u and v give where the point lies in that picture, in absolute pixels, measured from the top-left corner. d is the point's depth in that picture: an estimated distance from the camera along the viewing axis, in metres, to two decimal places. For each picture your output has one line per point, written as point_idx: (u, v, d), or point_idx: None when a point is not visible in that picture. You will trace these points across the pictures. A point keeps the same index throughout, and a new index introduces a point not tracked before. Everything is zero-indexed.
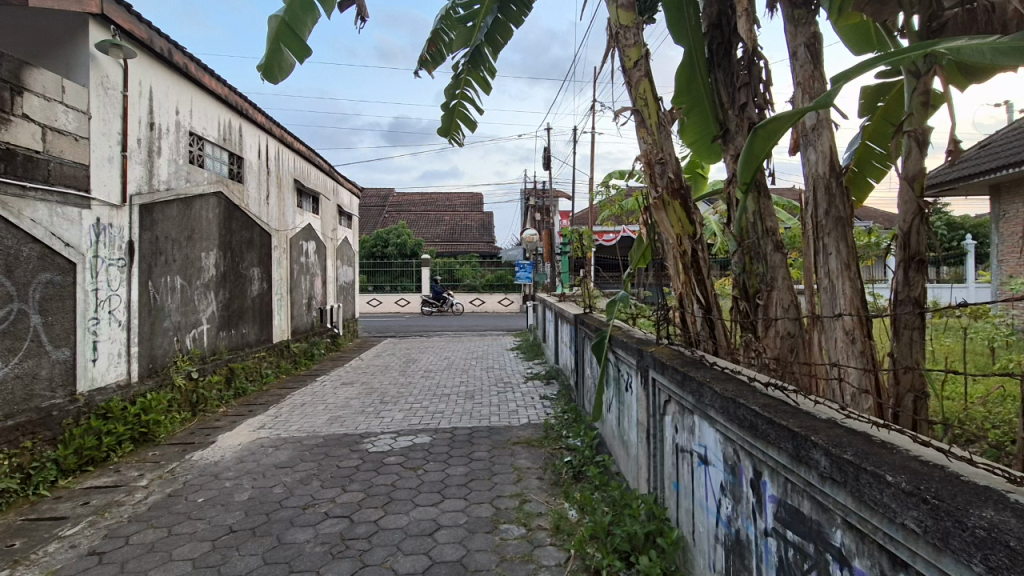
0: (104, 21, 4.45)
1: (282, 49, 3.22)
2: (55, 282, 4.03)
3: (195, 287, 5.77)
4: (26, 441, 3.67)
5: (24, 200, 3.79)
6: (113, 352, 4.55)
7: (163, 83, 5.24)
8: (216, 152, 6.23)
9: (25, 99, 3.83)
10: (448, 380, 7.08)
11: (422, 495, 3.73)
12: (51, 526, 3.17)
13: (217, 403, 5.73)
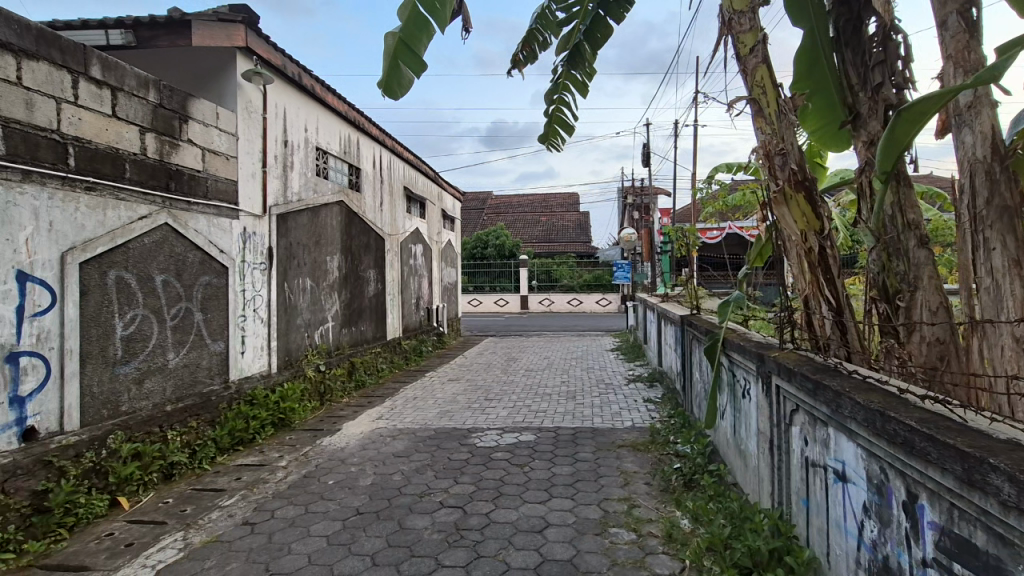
0: (248, 52, 5.03)
1: (400, 67, 3.41)
2: (213, 283, 4.63)
3: (322, 287, 6.34)
4: (192, 421, 4.25)
5: (189, 214, 4.40)
6: (257, 346, 5.14)
7: (294, 104, 5.82)
8: (337, 165, 6.80)
9: (190, 126, 4.46)
10: (550, 380, 7.14)
11: (529, 492, 3.80)
12: (213, 496, 3.66)
13: (340, 394, 6.27)
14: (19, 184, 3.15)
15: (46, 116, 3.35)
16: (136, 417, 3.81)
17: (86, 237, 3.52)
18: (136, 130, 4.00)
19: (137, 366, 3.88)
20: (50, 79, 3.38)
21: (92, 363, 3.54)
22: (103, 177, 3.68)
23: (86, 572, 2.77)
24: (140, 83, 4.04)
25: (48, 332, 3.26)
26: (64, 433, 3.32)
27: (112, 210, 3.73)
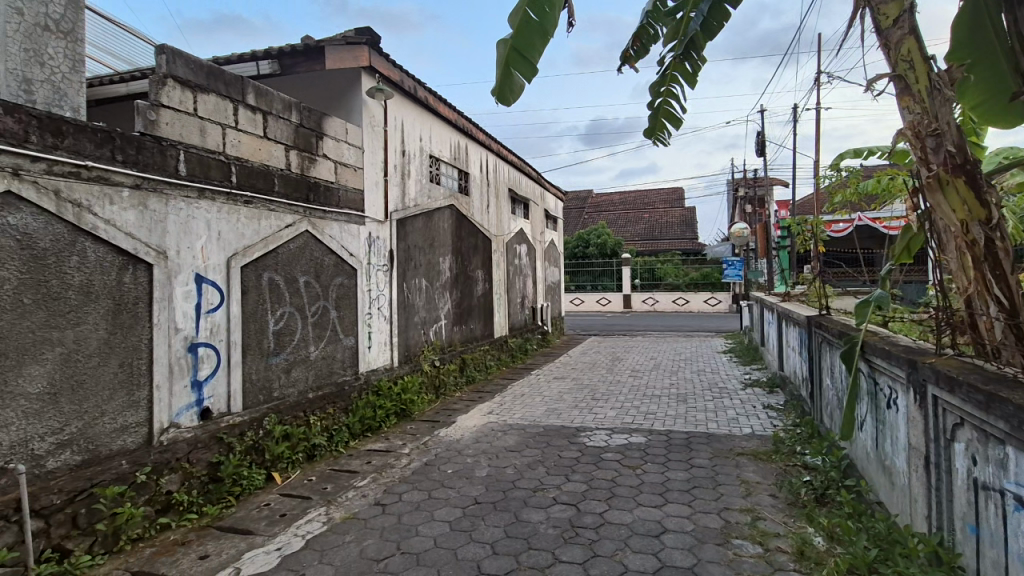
0: (371, 71, 5.46)
1: (512, 73, 3.49)
2: (345, 284, 5.08)
3: (436, 287, 6.71)
4: (330, 408, 4.71)
5: (325, 221, 4.88)
6: (381, 341, 5.57)
7: (410, 115, 6.22)
8: (448, 170, 7.16)
9: (324, 142, 4.95)
10: (659, 381, 6.94)
11: (643, 495, 3.73)
12: (348, 477, 4.04)
13: (453, 389, 6.60)
14: (196, 200, 3.70)
15: (214, 141, 3.90)
16: (286, 402, 4.30)
17: (245, 244, 4.05)
18: (282, 149, 4.51)
19: (286, 357, 4.38)
20: (217, 109, 3.94)
21: (251, 354, 4.06)
22: (257, 192, 4.21)
23: (251, 535, 3.19)
24: (284, 106, 4.55)
25: (218, 326, 3.79)
26: (231, 414, 3.84)
27: (265, 220, 4.25)
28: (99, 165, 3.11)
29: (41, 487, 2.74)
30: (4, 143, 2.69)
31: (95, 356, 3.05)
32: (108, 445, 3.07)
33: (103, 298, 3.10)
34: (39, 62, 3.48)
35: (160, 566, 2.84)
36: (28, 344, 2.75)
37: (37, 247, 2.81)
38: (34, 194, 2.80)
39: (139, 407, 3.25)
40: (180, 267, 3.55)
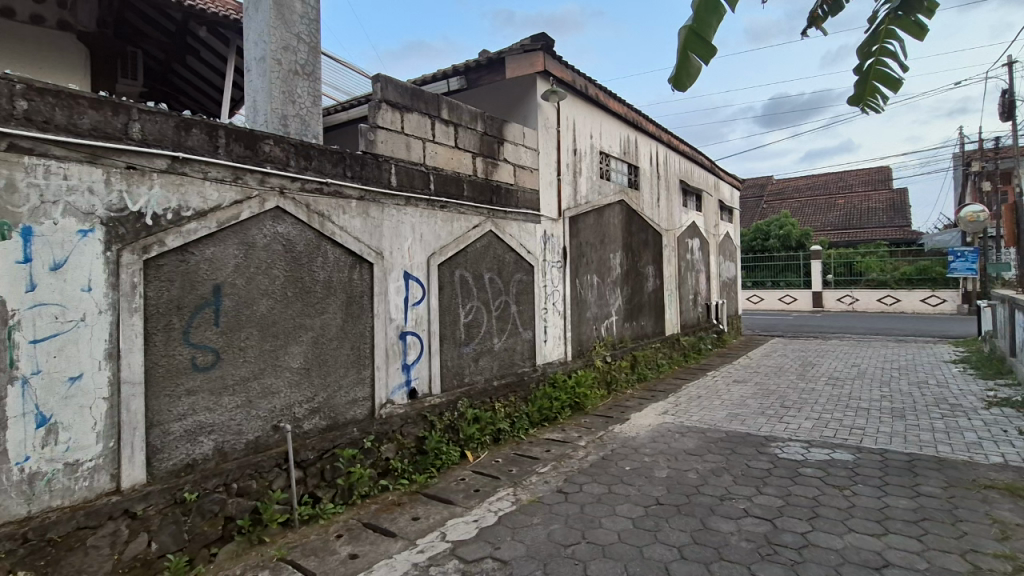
0: (546, 75, 5.68)
1: (688, 56, 2.24)
2: (524, 280, 5.36)
3: (607, 283, 6.71)
4: (512, 396, 5.03)
5: (506, 221, 5.21)
6: (556, 335, 5.77)
7: (582, 114, 6.32)
8: (618, 166, 7.11)
9: (505, 147, 5.28)
10: (866, 392, 6.01)
11: (856, 520, 3.26)
12: (531, 462, 4.27)
13: (625, 385, 6.54)
14: (404, 207, 4.23)
15: (417, 154, 4.42)
16: (475, 388, 4.70)
17: (441, 244, 4.52)
18: (469, 157, 4.93)
19: (475, 346, 4.78)
20: (419, 125, 4.45)
21: (447, 343, 4.51)
22: (451, 197, 4.65)
23: (452, 505, 3.55)
24: (472, 117, 4.96)
25: (421, 317, 4.30)
26: (432, 395, 4.33)
27: (456, 222, 4.69)
28: (336, 182, 3.73)
29: (300, 443, 3.39)
30: (274, 168, 3.39)
31: (335, 340, 3.68)
32: (344, 414, 3.69)
33: (339, 292, 3.73)
34: (292, 101, 4.30)
35: (383, 521, 3.33)
36: (291, 328, 3.42)
37: (296, 249, 3.48)
38: (294, 208, 3.47)
39: (364, 383, 3.84)
40: (393, 265, 4.10)
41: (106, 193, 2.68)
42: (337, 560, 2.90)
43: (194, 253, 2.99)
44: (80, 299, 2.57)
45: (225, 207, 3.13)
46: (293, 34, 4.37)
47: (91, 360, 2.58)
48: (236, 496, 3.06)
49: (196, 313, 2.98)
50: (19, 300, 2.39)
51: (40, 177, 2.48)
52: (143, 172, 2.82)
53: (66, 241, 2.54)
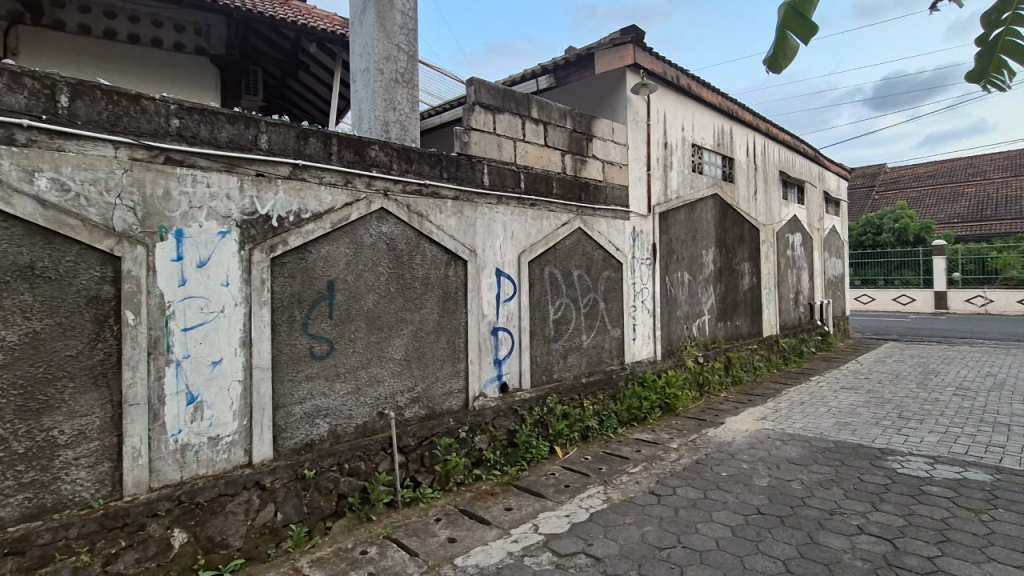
0: (636, 68, 5.57)
1: (785, 33, 2.05)
2: (612, 277, 5.30)
3: (699, 281, 6.45)
4: (601, 394, 5.01)
5: (594, 218, 5.18)
6: (645, 334, 5.65)
7: (673, 106, 6.12)
8: (711, 158, 6.80)
9: (593, 143, 5.25)
10: (1006, 405, 5.30)
11: (995, 548, 2.90)
12: (621, 462, 4.24)
13: (718, 388, 6.26)
14: (496, 205, 4.35)
15: (508, 154, 4.52)
16: (564, 384, 4.72)
17: (531, 242, 4.58)
18: (558, 154, 4.95)
19: (563, 343, 4.80)
20: (510, 125, 4.55)
21: (537, 340, 4.58)
22: (541, 195, 4.70)
23: (543, 499, 3.61)
24: (561, 115, 4.98)
25: (512, 313, 4.39)
26: (522, 390, 4.41)
27: (546, 220, 4.74)
28: (433, 183, 3.91)
29: (402, 430, 3.60)
30: (379, 171, 3.62)
31: (433, 333, 3.86)
32: (440, 404, 3.87)
33: (436, 288, 3.90)
34: (392, 108, 4.56)
35: (478, 509, 3.46)
36: (393, 321, 3.64)
37: (398, 248, 3.69)
38: (396, 208, 3.68)
39: (459, 376, 4.00)
40: (486, 262, 4.23)
41: (241, 198, 3.01)
42: (437, 542, 3.05)
43: (312, 251, 3.28)
44: (220, 292, 2.90)
45: (337, 209, 3.39)
46: (394, 45, 4.62)
47: (229, 346, 2.91)
48: (348, 475, 3.31)
49: (313, 307, 3.26)
50: (174, 293, 2.74)
51: (189, 186, 2.83)
52: (270, 178, 3.12)
53: (209, 241, 2.88)
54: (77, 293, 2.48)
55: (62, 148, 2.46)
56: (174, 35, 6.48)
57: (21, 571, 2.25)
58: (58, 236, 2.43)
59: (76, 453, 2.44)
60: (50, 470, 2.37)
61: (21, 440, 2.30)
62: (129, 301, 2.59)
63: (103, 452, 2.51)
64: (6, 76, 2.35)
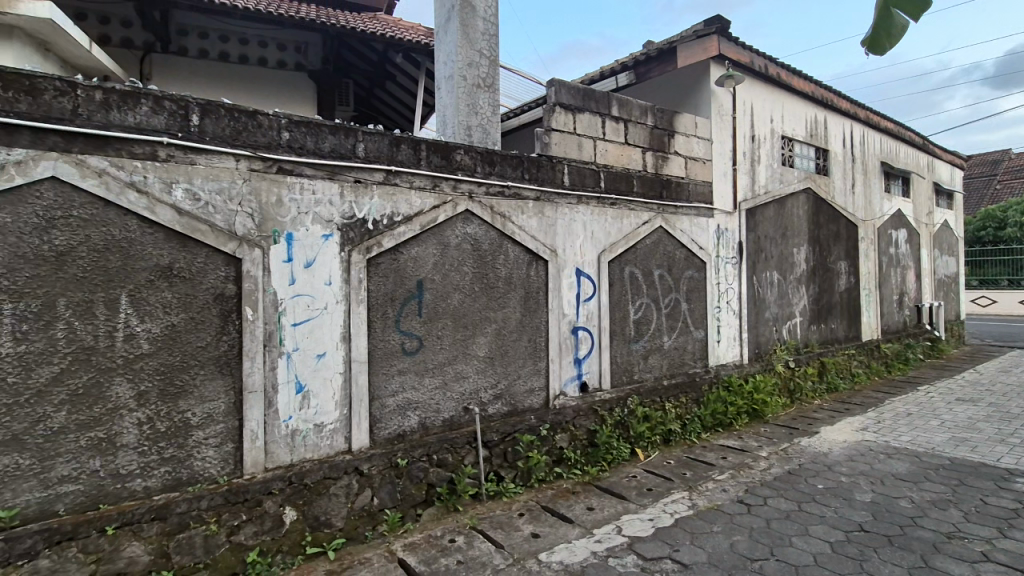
0: (720, 59, 5.35)
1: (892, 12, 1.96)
2: (695, 277, 5.14)
3: (790, 281, 6.10)
4: (683, 397, 4.87)
5: (676, 217, 5.04)
6: (731, 336, 5.43)
7: (761, 97, 5.82)
8: (803, 150, 6.39)
9: (675, 139, 5.11)
10: None
11: None
12: (706, 468, 4.11)
13: (811, 395, 5.89)
14: (576, 205, 4.35)
15: (588, 153, 4.51)
16: (645, 386, 4.64)
17: (612, 241, 4.55)
18: (639, 152, 4.87)
19: (644, 344, 4.72)
20: (590, 125, 4.53)
21: (617, 340, 4.53)
22: (621, 194, 4.65)
23: (626, 501, 3.59)
24: (641, 112, 4.89)
25: (592, 313, 4.38)
26: (603, 390, 4.39)
27: (627, 219, 4.68)
28: (516, 185, 3.99)
29: (486, 425, 3.71)
30: (464, 174, 3.74)
31: (515, 332, 3.94)
32: (522, 401, 3.95)
33: (518, 288, 3.98)
34: (475, 112, 4.69)
35: (560, 506, 3.50)
36: (478, 320, 3.75)
37: (482, 248, 3.80)
38: (480, 210, 3.79)
39: (540, 374, 4.06)
40: (566, 262, 4.25)
41: (341, 203, 3.23)
42: (522, 537, 3.12)
43: (404, 252, 3.46)
44: (324, 291, 3.13)
45: (426, 211, 3.54)
46: (476, 51, 4.75)
47: (331, 341, 3.14)
48: (436, 466, 3.46)
49: (404, 305, 3.44)
50: (284, 291, 3.00)
51: (297, 193, 3.08)
52: (366, 184, 3.33)
53: (314, 244, 3.12)
54: (207, 291, 2.77)
55: (194, 162, 2.76)
56: (277, 54, 7.03)
57: (164, 535, 2.55)
58: (191, 241, 2.74)
59: (205, 433, 2.73)
60: (185, 448, 2.68)
61: (163, 420, 2.62)
62: (248, 298, 2.87)
63: (227, 433, 2.79)
64: (149, 100, 2.64)
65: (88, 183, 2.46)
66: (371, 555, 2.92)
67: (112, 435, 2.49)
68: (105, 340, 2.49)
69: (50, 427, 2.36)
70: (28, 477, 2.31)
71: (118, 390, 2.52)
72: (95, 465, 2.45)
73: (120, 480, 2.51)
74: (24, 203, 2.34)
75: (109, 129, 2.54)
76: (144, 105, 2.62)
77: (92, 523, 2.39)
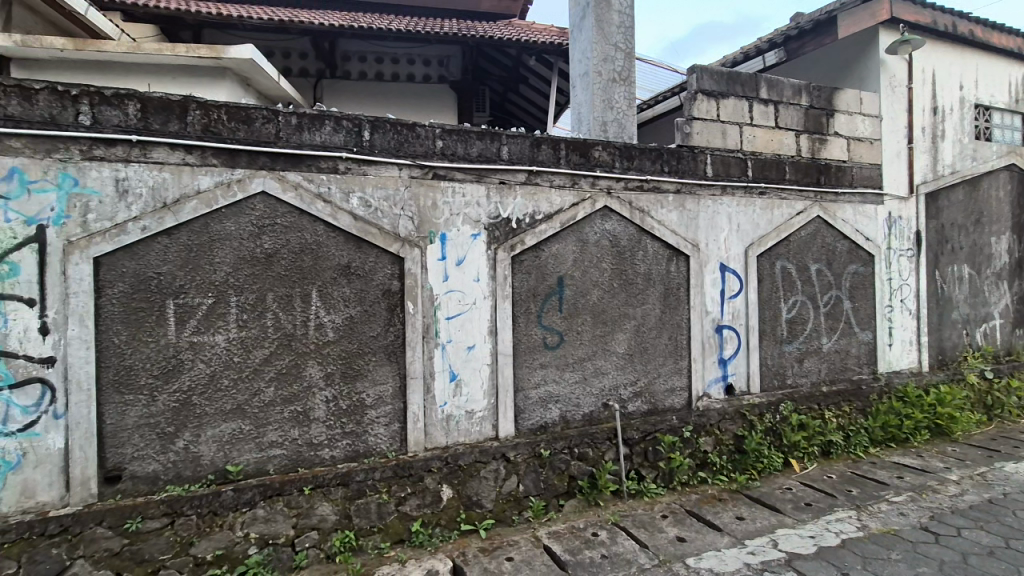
0: (894, 23, 4.68)
1: None
2: (860, 272, 4.57)
3: (985, 276, 5.16)
4: (846, 406, 4.39)
5: (837, 205, 4.52)
6: (906, 340, 4.75)
7: (946, 62, 4.99)
8: (1005, 119, 5.35)
9: (836, 118, 4.59)
10: None
11: None
12: (878, 487, 3.66)
13: (1016, 413, 4.94)
14: (720, 196, 4.12)
15: (733, 140, 4.23)
16: (800, 392, 4.25)
17: (760, 234, 4.22)
18: (792, 135, 4.46)
19: (798, 346, 4.32)
20: (736, 110, 4.25)
21: (767, 340, 4.21)
22: (771, 182, 4.30)
23: (781, 514, 3.33)
24: (795, 92, 4.46)
25: (739, 311, 4.12)
26: (751, 393, 4.11)
27: (778, 209, 4.31)
28: (655, 178, 3.89)
29: (626, 423, 3.68)
30: (602, 171, 3.73)
31: (655, 329, 3.85)
32: (663, 400, 3.85)
33: (658, 284, 3.88)
34: (610, 107, 4.65)
35: (707, 513, 3.36)
36: (617, 316, 3.74)
37: (621, 244, 3.77)
38: (619, 206, 3.76)
39: (682, 374, 3.92)
40: (710, 257, 4.05)
41: (488, 204, 3.41)
42: (666, 539, 3.05)
43: (545, 249, 3.56)
44: (473, 287, 3.35)
45: (566, 209, 3.61)
46: (612, 45, 4.70)
47: (480, 333, 3.34)
48: (578, 459, 3.51)
49: (546, 300, 3.54)
50: (439, 287, 3.26)
51: (450, 196, 3.32)
52: (510, 185, 3.48)
53: (465, 243, 3.34)
54: (377, 287, 3.12)
55: (366, 173, 3.12)
56: (423, 69, 7.61)
57: (346, 499, 2.93)
58: (365, 242, 3.09)
59: (377, 412, 3.09)
60: (361, 424, 3.05)
61: (344, 399, 3.01)
62: (410, 294, 3.17)
63: (394, 414, 3.12)
64: (331, 120, 3.02)
65: (288, 195, 2.90)
66: (519, 539, 3.07)
67: (307, 409, 2.92)
68: (301, 328, 2.93)
69: (263, 399, 2.84)
70: (248, 440, 2.81)
71: (311, 371, 2.94)
72: (295, 434, 2.90)
73: (313, 448, 2.94)
74: (243, 214, 2.82)
75: (302, 148, 2.95)
76: (327, 126, 3.00)
77: (294, 483, 2.82)
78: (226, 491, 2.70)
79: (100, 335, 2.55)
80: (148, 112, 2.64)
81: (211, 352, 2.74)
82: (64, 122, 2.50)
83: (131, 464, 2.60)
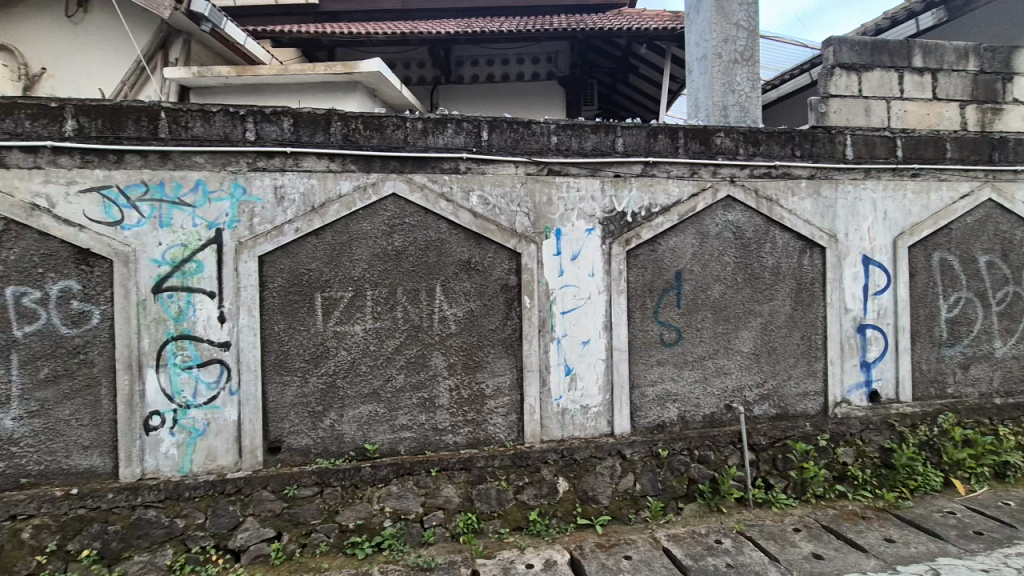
0: None
1: None
2: None
3: None
4: None
5: (1016, 184, 3.84)
6: None
7: None
8: None
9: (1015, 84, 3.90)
10: None
11: None
12: None
13: None
14: (863, 180, 3.69)
15: (880, 117, 3.77)
16: (965, 403, 3.70)
17: (914, 221, 3.72)
18: (956, 107, 3.87)
19: (962, 350, 3.74)
20: (882, 83, 3.78)
21: (922, 343, 3.70)
22: (927, 161, 3.76)
23: (942, 540, 2.93)
24: (959, 56, 3.86)
25: (886, 309, 3.67)
26: (901, 402, 3.65)
27: (936, 192, 3.77)
28: (786, 163, 3.58)
29: (752, 426, 3.45)
30: (725, 158, 3.51)
31: (785, 328, 3.56)
32: (794, 405, 3.55)
33: (788, 279, 3.58)
34: (732, 91, 4.37)
35: (848, 530, 3.06)
36: (741, 313, 3.51)
37: (746, 237, 3.53)
38: (743, 195, 3.52)
39: (816, 377, 3.58)
40: (850, 249, 3.65)
41: (603, 198, 3.38)
42: (800, 554, 2.82)
43: (662, 243, 3.44)
44: (588, 281, 3.33)
45: (684, 200, 3.46)
46: (734, 24, 4.40)
47: (594, 328, 3.32)
48: (698, 462, 3.37)
49: (663, 296, 3.43)
50: (555, 282, 3.29)
51: (565, 191, 3.34)
52: (625, 178, 3.41)
53: (579, 237, 3.33)
54: (495, 281, 3.23)
55: (484, 172, 3.23)
56: (532, 67, 7.70)
57: (468, 483, 3.08)
58: (484, 240, 3.22)
59: (496, 403, 3.20)
60: (481, 413, 3.18)
61: (466, 388, 3.16)
62: (526, 288, 3.24)
63: (512, 404, 3.22)
64: (452, 123, 3.17)
65: (415, 196, 3.10)
66: (636, 538, 3.03)
67: (433, 396, 3.12)
68: (427, 320, 3.13)
69: (395, 385, 3.07)
70: (382, 421, 3.06)
71: (436, 360, 3.13)
72: (422, 418, 3.10)
73: (439, 433, 3.12)
74: (377, 215, 3.07)
75: (427, 151, 3.14)
76: (449, 128, 3.16)
77: (422, 464, 3.03)
78: (365, 466, 2.97)
79: (264, 322, 2.93)
80: (299, 125, 2.95)
81: (351, 340, 3.03)
82: (236, 138, 2.89)
83: (288, 438, 2.96)
